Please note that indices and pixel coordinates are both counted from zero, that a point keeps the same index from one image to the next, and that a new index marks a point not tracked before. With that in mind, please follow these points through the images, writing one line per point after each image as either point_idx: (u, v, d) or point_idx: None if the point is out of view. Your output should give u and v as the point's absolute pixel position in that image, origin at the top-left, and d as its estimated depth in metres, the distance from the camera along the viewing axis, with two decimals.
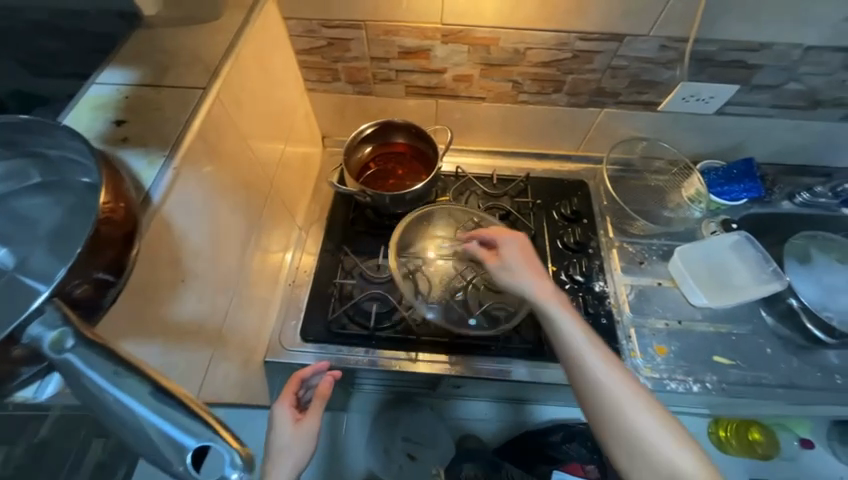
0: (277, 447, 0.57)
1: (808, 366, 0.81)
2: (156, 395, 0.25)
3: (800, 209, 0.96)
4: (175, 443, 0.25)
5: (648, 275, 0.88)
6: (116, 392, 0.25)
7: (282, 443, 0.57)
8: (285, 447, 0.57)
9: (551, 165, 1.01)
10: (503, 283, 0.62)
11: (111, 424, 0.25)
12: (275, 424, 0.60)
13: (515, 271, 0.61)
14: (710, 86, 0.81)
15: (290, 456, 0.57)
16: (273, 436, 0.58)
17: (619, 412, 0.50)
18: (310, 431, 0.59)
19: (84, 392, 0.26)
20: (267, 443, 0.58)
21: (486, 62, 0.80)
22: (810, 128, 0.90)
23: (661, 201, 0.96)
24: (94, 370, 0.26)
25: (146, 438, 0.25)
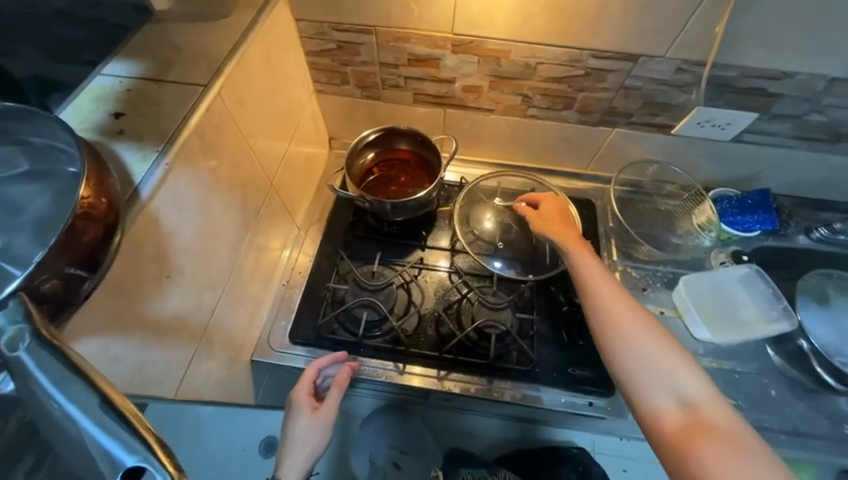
0: (296, 434, 0.61)
1: (814, 413, 0.77)
2: (99, 405, 0.25)
3: (816, 245, 0.92)
4: (110, 457, 0.24)
5: (651, 302, 0.85)
6: (62, 398, 0.25)
7: (301, 431, 0.61)
8: (303, 434, 0.61)
9: (559, 182, 0.99)
10: (537, 230, 0.71)
11: (56, 432, 0.25)
12: (294, 412, 0.63)
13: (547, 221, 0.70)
14: (726, 112, 0.78)
15: (307, 443, 0.61)
16: (293, 424, 0.62)
17: (631, 332, 0.54)
18: (326, 421, 0.63)
19: (33, 397, 0.26)
20: (286, 428, 0.63)
21: (496, 74, 0.78)
22: (832, 162, 0.86)
23: (671, 226, 0.92)
24: (45, 374, 0.26)
25: (86, 450, 0.24)
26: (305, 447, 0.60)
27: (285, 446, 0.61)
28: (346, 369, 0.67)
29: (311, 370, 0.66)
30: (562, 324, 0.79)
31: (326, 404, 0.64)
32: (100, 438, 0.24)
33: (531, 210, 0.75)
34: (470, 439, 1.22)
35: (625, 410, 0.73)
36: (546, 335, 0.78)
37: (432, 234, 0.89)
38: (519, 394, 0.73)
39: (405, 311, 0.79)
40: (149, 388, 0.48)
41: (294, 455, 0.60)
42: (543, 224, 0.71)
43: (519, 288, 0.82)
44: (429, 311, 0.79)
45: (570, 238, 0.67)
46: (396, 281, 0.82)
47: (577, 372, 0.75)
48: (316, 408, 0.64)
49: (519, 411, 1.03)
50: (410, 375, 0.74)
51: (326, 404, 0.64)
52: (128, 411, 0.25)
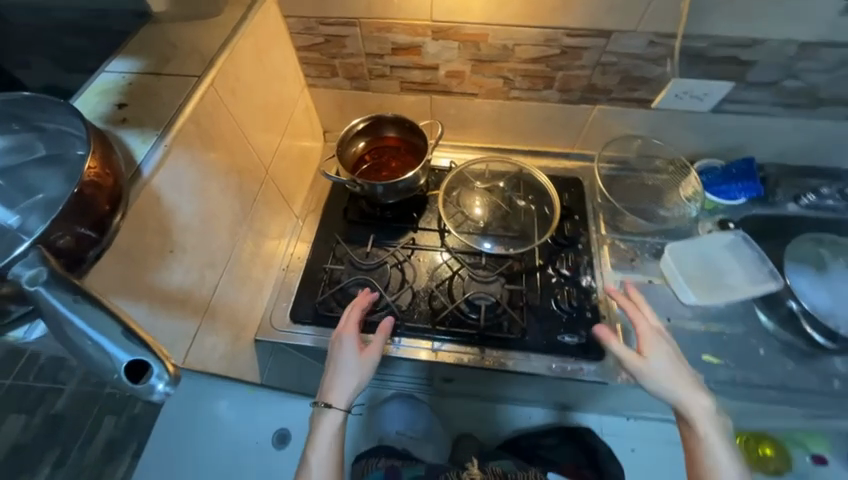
0: (345, 367, 0.67)
1: (805, 371, 0.78)
2: (108, 316, 0.30)
3: (805, 211, 0.94)
4: (114, 356, 0.29)
5: (639, 272, 0.87)
6: (73, 313, 0.29)
7: (350, 366, 0.67)
8: (353, 369, 0.67)
9: (547, 163, 1.01)
10: (650, 381, 0.63)
11: (68, 344, 0.29)
12: (342, 348, 0.69)
13: (666, 375, 0.62)
14: (704, 82, 0.80)
15: (353, 374, 0.67)
16: (342, 357, 0.68)
17: None
18: (372, 360, 0.68)
19: (49, 315, 0.30)
20: (334, 361, 0.68)
21: (477, 59, 0.82)
22: (814, 127, 0.88)
23: (658, 200, 0.95)
24: (58, 299, 0.30)
25: (93, 356, 0.29)
26: (355, 377, 0.67)
27: (333, 374, 0.67)
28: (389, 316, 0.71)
29: (357, 310, 0.69)
30: (550, 293, 0.82)
31: (373, 344, 0.70)
32: (106, 346, 0.29)
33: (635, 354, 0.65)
34: (485, 425, 1.27)
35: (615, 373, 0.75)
36: (535, 305, 0.81)
37: (424, 216, 0.92)
38: (510, 361, 0.76)
39: (399, 288, 0.83)
40: None
41: (343, 385, 0.65)
42: (663, 379, 0.62)
43: (508, 262, 0.86)
44: (422, 288, 0.83)
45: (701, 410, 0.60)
46: (389, 261, 0.86)
47: (566, 338, 0.78)
48: (363, 348, 0.70)
49: (528, 390, 1.06)
50: (405, 346, 0.78)
51: (371, 346, 0.70)
52: (131, 326, 0.30)
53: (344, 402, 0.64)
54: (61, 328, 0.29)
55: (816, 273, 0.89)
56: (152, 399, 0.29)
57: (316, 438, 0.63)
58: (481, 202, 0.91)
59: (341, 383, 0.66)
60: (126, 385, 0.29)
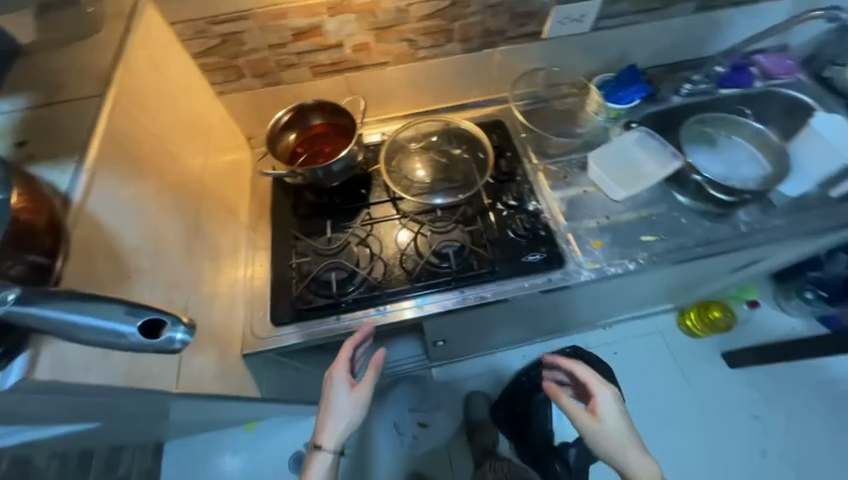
0: (337, 405, 0.69)
1: (718, 224, 0.94)
2: (99, 305, 0.38)
3: (687, 99, 1.10)
4: (122, 329, 0.39)
5: (574, 187, 0.97)
6: (77, 314, 0.37)
7: (342, 403, 0.69)
8: (344, 408, 0.69)
9: (471, 113, 1.07)
10: (600, 444, 0.69)
11: (73, 335, 0.37)
12: (335, 388, 0.71)
13: (614, 438, 0.69)
14: (578, 5, 0.89)
15: (345, 414, 0.69)
16: (335, 396, 0.70)
17: None
18: (363, 398, 0.70)
19: (48, 324, 0.36)
20: (327, 399, 0.71)
21: (377, 27, 0.85)
22: (674, 25, 1.02)
23: (574, 120, 1.08)
24: (43, 305, 0.36)
25: (110, 339, 0.38)
26: (346, 415, 0.69)
27: (325, 414, 0.70)
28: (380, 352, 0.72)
29: (350, 351, 0.69)
30: (506, 225, 0.89)
31: (364, 382, 0.71)
32: (120, 327, 0.39)
33: (590, 415, 0.71)
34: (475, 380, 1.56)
35: (575, 274, 0.86)
36: (495, 240, 0.87)
37: (372, 191, 0.94)
38: (488, 293, 0.83)
39: (369, 262, 0.85)
40: (148, 382, 0.52)
41: (334, 426, 0.68)
42: (615, 448, 0.68)
43: (462, 208, 0.91)
44: (391, 255, 0.86)
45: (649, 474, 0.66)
46: (352, 240, 0.87)
47: (531, 258, 0.86)
48: (354, 385, 0.72)
49: (511, 319, 1.17)
50: (391, 311, 0.81)
51: (363, 382, 0.71)
52: (124, 305, 0.40)
53: (333, 445, 0.67)
54: (67, 329, 0.37)
55: (710, 148, 1.11)
56: (175, 346, 0.41)
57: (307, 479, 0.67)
58: (422, 165, 0.97)
59: (332, 425, 0.69)
60: (152, 343, 0.40)
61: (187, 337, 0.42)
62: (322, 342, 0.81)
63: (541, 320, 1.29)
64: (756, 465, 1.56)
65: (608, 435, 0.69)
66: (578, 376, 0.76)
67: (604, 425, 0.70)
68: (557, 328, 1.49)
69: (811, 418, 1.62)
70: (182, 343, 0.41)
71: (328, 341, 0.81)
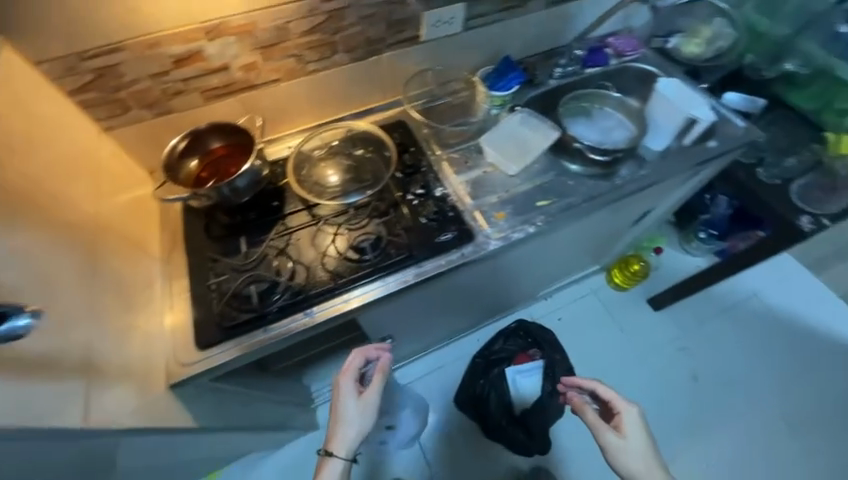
0: (348, 412, 0.86)
1: (600, 182, 1.08)
2: None
3: (560, 81, 1.26)
4: None
5: (475, 169, 1.07)
6: None
7: (351, 409, 0.86)
8: (353, 413, 0.86)
9: (374, 117, 1.13)
10: (619, 454, 0.87)
11: None
12: (345, 396, 0.87)
13: (631, 448, 0.87)
14: (444, 9, 0.99)
15: (353, 419, 0.85)
16: (346, 404, 0.87)
17: None
18: (369, 403, 0.87)
19: None
20: (339, 407, 0.86)
21: (259, 46, 0.88)
22: (536, 20, 1.17)
23: (468, 111, 1.19)
24: None
25: None
26: (353, 424, 0.85)
27: (339, 421, 0.85)
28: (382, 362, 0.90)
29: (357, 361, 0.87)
30: (417, 212, 0.96)
31: (369, 390, 0.88)
32: None
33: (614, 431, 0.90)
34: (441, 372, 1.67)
35: (484, 245, 0.94)
36: (408, 227, 0.93)
37: (286, 201, 0.96)
38: (409, 277, 0.89)
39: (290, 269, 0.87)
40: (44, 422, 0.54)
41: (345, 431, 0.84)
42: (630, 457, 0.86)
43: (374, 204, 0.96)
44: (311, 258, 0.89)
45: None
46: (270, 251, 0.89)
47: (443, 237, 0.93)
48: (361, 394, 0.88)
49: (449, 302, 1.24)
50: (318, 312, 0.84)
51: (368, 391, 0.88)
52: None
53: (345, 446, 0.82)
54: None
55: (587, 120, 1.27)
56: (19, 332, 0.46)
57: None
58: (333, 170, 1.01)
59: (343, 432, 0.84)
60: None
61: (30, 321, 0.47)
62: (254, 357, 0.82)
63: (480, 299, 1.38)
64: (689, 389, 1.77)
65: (633, 450, 0.87)
66: (602, 394, 0.96)
67: (626, 439, 0.88)
68: (499, 306, 1.59)
69: (723, 338, 1.87)
70: (26, 326, 0.46)
71: (260, 354, 0.82)
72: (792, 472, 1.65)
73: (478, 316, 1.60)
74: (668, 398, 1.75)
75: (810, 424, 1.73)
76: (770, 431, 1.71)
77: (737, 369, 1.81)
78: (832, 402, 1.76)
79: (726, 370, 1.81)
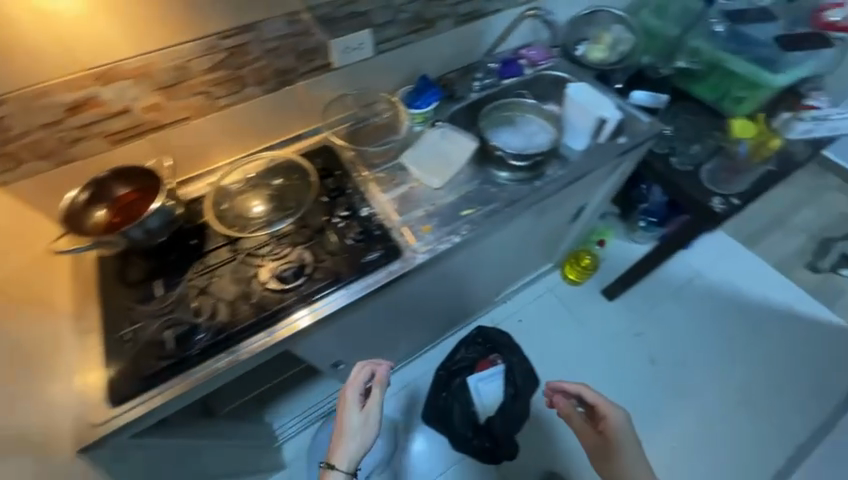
0: (351, 425, 0.95)
1: (521, 185, 1.12)
2: None
3: (482, 93, 1.32)
4: None
5: (402, 185, 1.09)
6: None
7: (354, 422, 0.96)
8: (355, 426, 0.95)
9: (299, 144, 1.14)
10: (607, 453, 1.03)
11: None
12: (349, 410, 0.97)
13: (616, 445, 1.02)
14: (351, 36, 1.02)
15: (354, 435, 0.95)
16: (350, 417, 0.96)
17: None
18: (372, 417, 0.97)
19: None
20: (343, 420, 0.97)
21: (161, 87, 0.87)
22: (448, 38, 1.21)
23: (393, 129, 1.21)
24: None
25: None
26: (354, 437, 0.94)
27: (342, 434, 0.95)
28: (383, 377, 1.00)
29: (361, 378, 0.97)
30: (342, 235, 0.97)
31: (371, 405, 0.98)
32: None
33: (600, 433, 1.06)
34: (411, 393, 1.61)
35: (412, 260, 0.96)
36: (334, 250, 0.94)
37: (206, 238, 0.95)
38: (337, 302, 0.88)
39: (213, 308, 0.85)
40: None
41: (348, 445, 0.93)
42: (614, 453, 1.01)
43: (299, 232, 0.96)
44: (234, 294, 0.87)
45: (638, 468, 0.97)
46: (191, 292, 0.87)
47: (369, 257, 0.94)
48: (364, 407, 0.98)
49: (396, 317, 1.25)
50: (243, 348, 0.82)
51: (370, 406, 0.98)
52: None
53: (346, 461, 0.91)
54: None
55: (511, 128, 1.31)
56: None
57: None
58: (257, 202, 1.01)
59: (346, 445, 0.93)
60: None
61: None
62: (177, 404, 0.80)
63: (431, 312, 1.38)
64: (647, 372, 1.84)
65: (612, 444, 1.02)
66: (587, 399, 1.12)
67: (611, 437, 1.03)
68: (456, 315, 1.60)
69: (673, 319, 1.96)
70: None
71: (184, 400, 0.80)
72: (750, 441, 1.72)
73: (436, 329, 1.60)
74: (629, 384, 1.81)
75: (761, 391, 1.81)
76: (726, 403, 1.78)
77: (689, 347, 1.90)
78: (779, 368, 1.85)
79: (679, 350, 1.89)
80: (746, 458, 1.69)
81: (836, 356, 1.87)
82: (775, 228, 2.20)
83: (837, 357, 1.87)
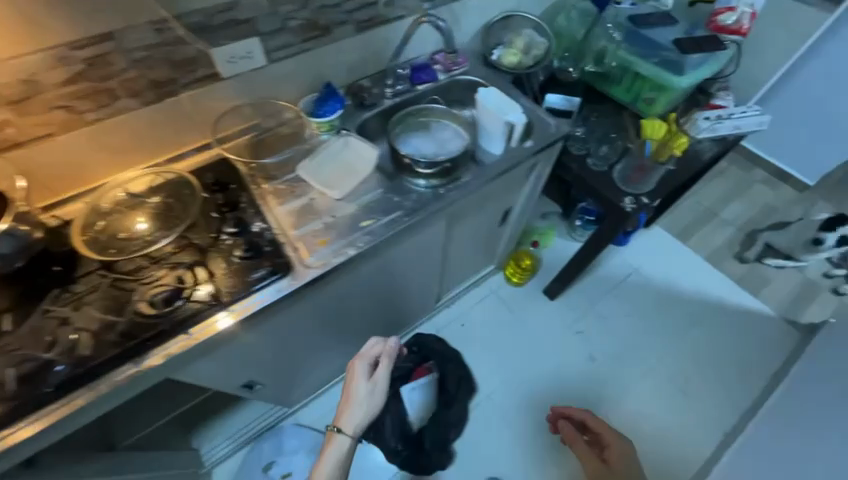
0: (358, 394, 1.10)
1: (425, 193, 1.10)
2: None
3: (395, 99, 1.30)
4: None
5: (301, 198, 1.05)
6: None
7: (360, 391, 1.10)
8: (361, 394, 1.10)
9: (193, 158, 1.08)
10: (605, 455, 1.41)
11: None
12: (358, 380, 1.11)
13: (610, 444, 1.42)
14: (234, 45, 0.97)
15: (360, 402, 1.09)
16: (358, 386, 1.11)
17: None
18: (377, 389, 1.11)
19: None
20: (352, 388, 1.11)
21: (7, 102, 0.80)
22: (352, 45, 1.18)
23: (298, 139, 1.17)
24: None
25: None
26: (360, 404, 1.09)
27: (351, 400, 1.10)
28: (389, 353, 1.13)
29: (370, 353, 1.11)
30: (228, 253, 0.92)
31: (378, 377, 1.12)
32: None
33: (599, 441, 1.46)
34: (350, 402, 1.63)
35: (302, 276, 0.92)
36: (217, 271, 0.89)
37: (75, 263, 0.88)
38: (216, 326, 0.84)
39: (73, 340, 0.79)
40: None
41: (354, 411, 1.08)
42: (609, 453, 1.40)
43: (181, 252, 0.91)
44: (100, 323, 0.81)
45: (626, 457, 1.38)
46: (50, 324, 0.81)
47: (255, 275, 0.90)
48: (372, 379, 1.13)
49: (312, 334, 1.20)
50: (106, 381, 0.77)
51: (376, 379, 1.12)
52: None
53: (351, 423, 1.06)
54: None
55: (425, 133, 1.30)
56: None
57: (330, 451, 1.05)
58: (139, 222, 0.95)
59: (352, 412, 1.08)
60: None
61: None
62: (28, 446, 0.74)
63: (354, 327, 1.32)
64: (587, 369, 1.86)
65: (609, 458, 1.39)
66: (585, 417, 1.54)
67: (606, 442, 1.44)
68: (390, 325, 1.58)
69: (611, 315, 1.99)
70: None
71: (38, 440, 0.75)
72: (684, 431, 1.75)
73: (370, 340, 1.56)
74: (569, 383, 1.82)
75: (695, 381, 1.85)
76: (660, 395, 1.81)
77: (626, 342, 1.93)
78: (712, 357, 1.90)
79: (617, 345, 1.92)
80: (680, 448, 1.71)
81: (765, 342, 1.93)
82: (705, 222, 2.28)
83: (766, 343, 1.93)
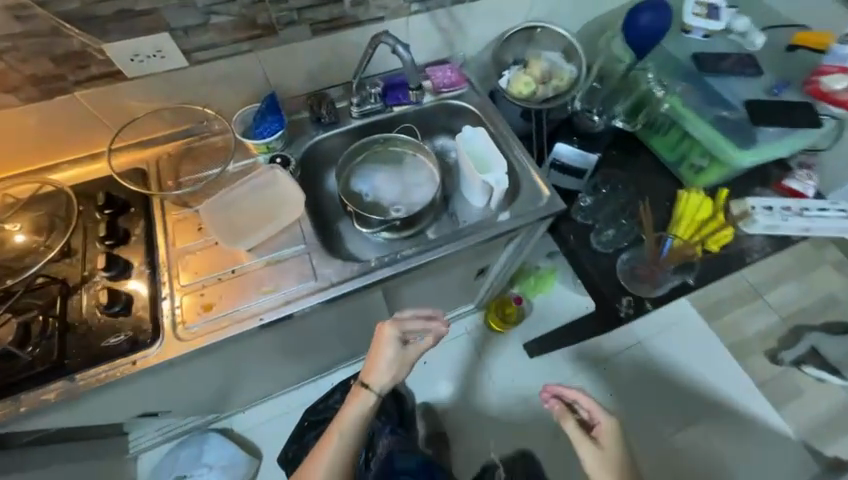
0: (385, 358, 0.90)
1: (349, 263, 0.86)
2: None
3: (363, 119, 1.02)
4: None
5: (203, 239, 0.86)
6: None
7: (388, 357, 0.90)
8: (392, 360, 0.90)
9: (96, 166, 0.92)
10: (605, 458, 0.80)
11: None
12: (387, 343, 0.90)
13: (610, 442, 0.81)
14: (135, 40, 0.77)
15: (387, 365, 0.90)
16: (387, 348, 0.90)
17: None
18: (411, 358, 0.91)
19: None
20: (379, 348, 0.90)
21: None
22: (309, 48, 0.93)
23: (225, 157, 0.94)
24: None
25: None
26: (388, 371, 0.90)
27: (373, 362, 0.91)
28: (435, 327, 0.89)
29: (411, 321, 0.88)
30: (93, 305, 0.78)
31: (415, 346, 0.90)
32: None
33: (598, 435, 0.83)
34: (285, 423, 1.55)
35: (168, 352, 0.76)
36: (73, 327, 0.77)
37: None
38: (51, 395, 0.73)
39: None
40: None
41: (381, 372, 0.90)
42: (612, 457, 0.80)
43: (43, 293, 0.79)
44: None
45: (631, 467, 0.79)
46: None
47: (111, 342, 0.76)
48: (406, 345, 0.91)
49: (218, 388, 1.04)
50: None
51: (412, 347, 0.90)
52: None
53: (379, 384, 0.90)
54: None
55: (392, 168, 1.05)
56: None
57: (345, 411, 0.90)
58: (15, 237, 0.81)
59: (379, 375, 0.90)
60: None
61: None
62: None
63: (274, 377, 1.15)
64: None
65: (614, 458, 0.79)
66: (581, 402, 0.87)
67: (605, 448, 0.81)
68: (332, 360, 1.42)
69: (597, 388, 1.71)
70: None
71: None
72: None
73: None
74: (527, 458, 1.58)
75: None
76: None
77: None
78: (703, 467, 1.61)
79: None
80: None
81: (773, 468, 1.60)
82: (742, 302, 1.90)
83: (775, 470, 1.60)
